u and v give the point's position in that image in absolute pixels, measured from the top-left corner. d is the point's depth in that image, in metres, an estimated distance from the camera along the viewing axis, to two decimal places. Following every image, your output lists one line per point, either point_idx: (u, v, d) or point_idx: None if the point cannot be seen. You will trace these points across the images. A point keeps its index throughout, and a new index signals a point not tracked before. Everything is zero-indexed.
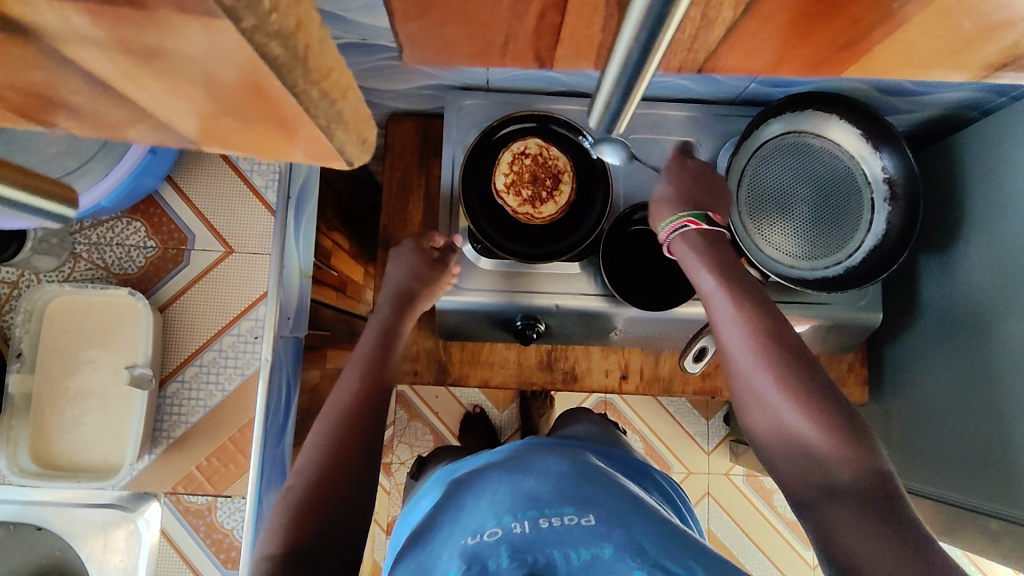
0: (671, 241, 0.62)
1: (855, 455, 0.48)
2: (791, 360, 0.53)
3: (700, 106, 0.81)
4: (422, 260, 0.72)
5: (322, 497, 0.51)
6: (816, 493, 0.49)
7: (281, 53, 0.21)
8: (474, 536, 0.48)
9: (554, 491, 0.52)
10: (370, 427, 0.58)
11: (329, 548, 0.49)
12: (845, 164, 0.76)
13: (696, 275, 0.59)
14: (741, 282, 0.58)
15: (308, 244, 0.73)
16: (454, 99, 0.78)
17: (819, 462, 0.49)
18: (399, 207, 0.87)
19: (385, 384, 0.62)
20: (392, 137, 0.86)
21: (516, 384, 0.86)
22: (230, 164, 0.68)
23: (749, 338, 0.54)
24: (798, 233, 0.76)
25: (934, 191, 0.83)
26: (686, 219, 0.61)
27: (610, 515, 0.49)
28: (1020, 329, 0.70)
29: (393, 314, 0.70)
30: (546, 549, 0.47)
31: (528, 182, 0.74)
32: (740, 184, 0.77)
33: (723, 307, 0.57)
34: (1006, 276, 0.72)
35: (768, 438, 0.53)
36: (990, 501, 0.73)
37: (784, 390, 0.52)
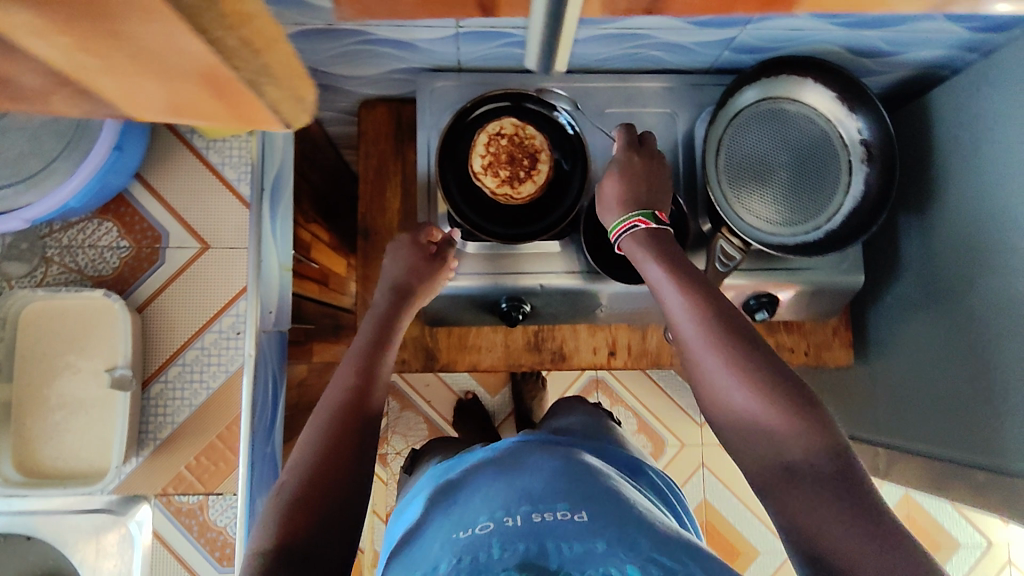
0: (621, 244, 0.64)
1: (814, 435, 0.48)
2: (738, 340, 0.53)
3: (675, 77, 0.80)
4: (420, 256, 0.71)
5: (325, 495, 0.50)
6: (775, 475, 0.48)
7: (200, 7, 0.24)
8: (466, 530, 0.49)
9: (546, 488, 0.52)
10: (365, 425, 0.56)
11: (326, 543, 0.48)
12: (821, 128, 0.76)
13: (643, 266, 0.60)
14: (682, 265, 0.59)
15: (287, 237, 0.72)
16: (426, 82, 0.77)
17: (775, 443, 0.49)
18: (377, 196, 0.86)
19: (381, 383, 0.61)
20: (365, 124, 0.85)
21: (504, 367, 0.86)
22: (200, 158, 0.66)
23: (694, 319, 0.54)
24: (778, 199, 0.76)
25: (910, 151, 0.83)
26: (636, 219, 0.63)
27: (603, 511, 0.48)
28: (998, 281, 0.71)
29: (391, 308, 0.68)
30: (544, 540, 0.46)
31: (505, 163, 0.71)
32: (718, 153, 0.77)
33: (669, 292, 0.57)
34: (981, 230, 0.73)
35: (725, 418, 0.53)
36: (977, 454, 0.74)
37: (735, 369, 0.51)
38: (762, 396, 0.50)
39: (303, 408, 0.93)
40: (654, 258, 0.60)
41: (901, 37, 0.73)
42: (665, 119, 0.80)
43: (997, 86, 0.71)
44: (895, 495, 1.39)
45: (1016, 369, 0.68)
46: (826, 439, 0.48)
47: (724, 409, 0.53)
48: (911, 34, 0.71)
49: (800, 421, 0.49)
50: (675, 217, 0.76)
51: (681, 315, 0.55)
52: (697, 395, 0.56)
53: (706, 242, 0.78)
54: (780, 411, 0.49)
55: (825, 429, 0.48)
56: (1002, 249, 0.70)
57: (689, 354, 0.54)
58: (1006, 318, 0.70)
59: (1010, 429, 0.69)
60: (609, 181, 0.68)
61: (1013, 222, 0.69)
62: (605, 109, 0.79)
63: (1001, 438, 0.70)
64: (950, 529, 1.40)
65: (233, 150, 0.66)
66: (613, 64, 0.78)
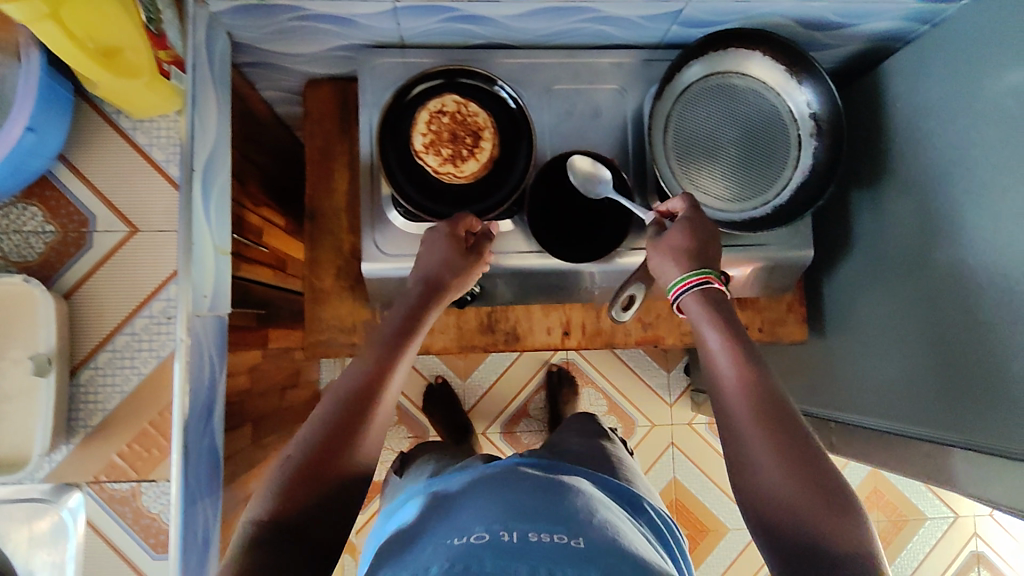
0: (681, 303, 0.62)
1: (844, 534, 0.49)
2: (788, 432, 0.53)
3: (626, 52, 0.78)
4: (455, 249, 0.67)
5: (323, 472, 0.52)
6: (795, 552, 0.49)
7: None
8: (461, 538, 0.49)
9: (548, 510, 0.52)
10: (372, 417, 0.56)
11: (310, 527, 0.51)
12: (771, 104, 0.75)
13: (702, 329, 0.60)
14: (743, 341, 0.58)
15: (223, 218, 0.70)
16: (367, 60, 0.75)
17: (806, 530, 0.49)
18: (323, 177, 0.84)
19: (395, 382, 0.60)
20: (309, 103, 0.83)
21: (457, 349, 0.85)
22: (126, 138, 0.63)
23: (749, 401, 0.55)
24: (727, 175, 0.75)
25: (863, 126, 0.82)
26: (710, 276, 0.61)
27: (598, 540, 0.49)
28: (953, 255, 0.70)
29: (419, 304, 0.65)
30: (535, 561, 0.46)
31: (447, 141, 0.69)
32: (666, 130, 0.76)
33: (725, 361, 0.57)
34: (933, 203, 0.73)
35: (754, 486, 0.53)
36: (929, 427, 0.74)
37: (780, 455, 0.52)
38: (804, 485, 0.51)
39: (255, 395, 0.91)
40: (715, 323, 0.60)
41: (850, 9, 0.71)
42: (614, 95, 0.77)
43: (946, 58, 0.70)
44: (863, 471, 1.40)
45: (970, 345, 0.68)
46: (853, 544, 0.48)
47: (754, 475, 0.53)
48: (861, 6, 0.70)
49: (839, 521, 0.49)
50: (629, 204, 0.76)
51: (733, 386, 0.56)
52: (728, 457, 0.56)
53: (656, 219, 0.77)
54: (816, 499, 0.50)
55: (857, 530, 0.49)
56: (956, 224, 0.70)
57: (734, 427, 0.55)
58: (961, 293, 0.70)
59: (962, 405, 0.69)
60: (674, 232, 0.64)
61: (967, 196, 0.68)
62: (552, 85, 0.77)
63: (952, 413, 0.71)
64: (918, 503, 1.42)
65: (160, 131, 0.63)
66: (560, 39, 0.76)
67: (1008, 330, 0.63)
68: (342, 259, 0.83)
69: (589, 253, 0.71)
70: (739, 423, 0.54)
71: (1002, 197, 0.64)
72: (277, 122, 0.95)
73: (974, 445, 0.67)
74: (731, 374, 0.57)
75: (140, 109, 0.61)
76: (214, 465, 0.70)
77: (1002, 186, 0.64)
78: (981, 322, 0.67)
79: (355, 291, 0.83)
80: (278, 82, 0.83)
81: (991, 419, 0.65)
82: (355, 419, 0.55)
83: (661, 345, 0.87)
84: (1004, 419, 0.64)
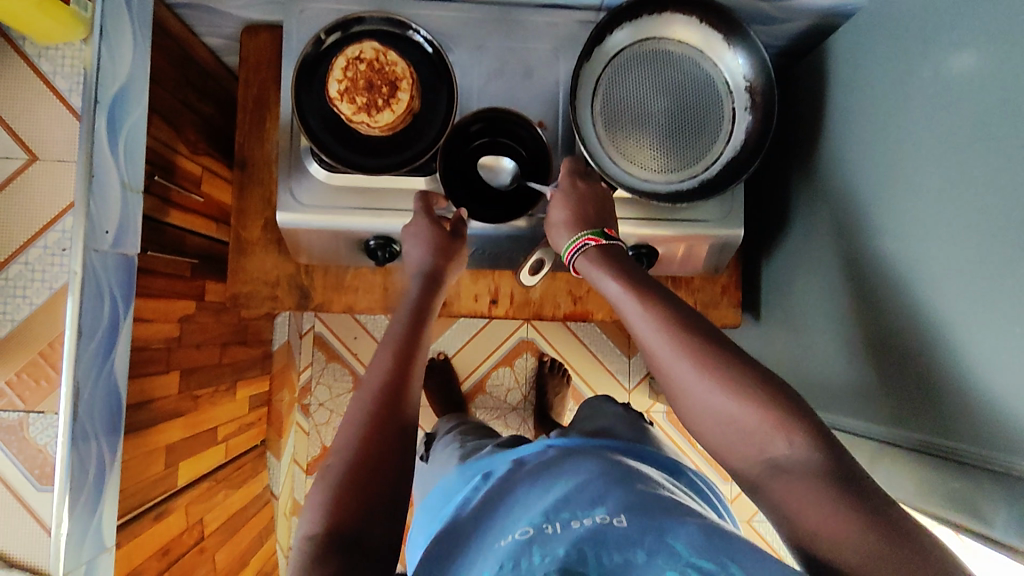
0: (575, 263, 0.66)
1: (795, 433, 0.49)
2: (708, 352, 0.54)
3: (563, 13, 0.76)
4: (444, 239, 0.70)
5: (369, 474, 0.53)
6: (763, 472, 0.50)
7: None
8: (507, 538, 0.51)
9: (585, 493, 0.54)
10: (405, 412, 0.59)
11: (372, 534, 0.51)
12: (706, 73, 0.73)
13: (602, 283, 0.63)
14: (638, 280, 0.61)
15: (134, 158, 0.70)
16: (294, 3, 0.73)
17: (770, 456, 0.50)
18: (255, 126, 0.82)
19: (417, 377, 0.62)
20: (245, 50, 0.82)
21: (382, 309, 0.85)
22: (31, 67, 0.65)
23: (662, 335, 0.56)
24: (655, 144, 0.73)
25: (809, 102, 0.79)
26: (587, 236, 0.65)
27: (642, 517, 0.49)
28: (880, 240, 0.68)
29: (423, 295, 0.69)
30: (583, 547, 0.48)
31: (362, 90, 0.67)
32: (595, 94, 0.73)
33: (632, 308, 0.59)
34: (862, 184, 0.70)
35: (709, 430, 0.54)
36: (860, 419, 0.72)
37: (707, 378, 0.53)
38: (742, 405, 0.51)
39: (185, 344, 0.91)
40: (615, 275, 0.62)
41: None
42: (548, 56, 0.76)
43: (882, 31, 0.67)
44: None
45: (888, 329, 0.66)
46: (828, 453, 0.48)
47: (703, 415, 0.54)
48: None
49: (780, 422, 0.50)
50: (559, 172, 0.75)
51: (648, 330, 0.57)
52: (671, 402, 0.57)
53: None
54: (758, 408, 0.51)
55: (802, 419, 0.50)
56: (882, 204, 0.67)
57: (662, 370, 0.56)
58: (883, 276, 0.67)
59: (881, 395, 0.68)
60: (553, 203, 0.68)
61: (894, 175, 0.66)
62: (484, 41, 0.75)
63: (878, 405, 0.69)
64: None
65: (65, 60, 0.65)
66: None
67: (926, 314, 0.61)
68: (269, 210, 0.82)
69: (503, 216, 0.71)
70: (656, 355, 0.56)
71: (924, 176, 0.62)
72: (224, 72, 0.94)
73: (901, 442, 0.66)
74: (637, 312, 0.59)
75: (48, 38, 0.63)
76: (116, 411, 0.69)
77: (926, 165, 0.61)
78: (900, 306, 0.65)
79: (277, 243, 0.82)
80: (217, 28, 0.82)
81: (912, 412, 0.63)
82: (388, 415, 0.57)
83: (589, 319, 0.87)
84: (923, 413, 0.62)
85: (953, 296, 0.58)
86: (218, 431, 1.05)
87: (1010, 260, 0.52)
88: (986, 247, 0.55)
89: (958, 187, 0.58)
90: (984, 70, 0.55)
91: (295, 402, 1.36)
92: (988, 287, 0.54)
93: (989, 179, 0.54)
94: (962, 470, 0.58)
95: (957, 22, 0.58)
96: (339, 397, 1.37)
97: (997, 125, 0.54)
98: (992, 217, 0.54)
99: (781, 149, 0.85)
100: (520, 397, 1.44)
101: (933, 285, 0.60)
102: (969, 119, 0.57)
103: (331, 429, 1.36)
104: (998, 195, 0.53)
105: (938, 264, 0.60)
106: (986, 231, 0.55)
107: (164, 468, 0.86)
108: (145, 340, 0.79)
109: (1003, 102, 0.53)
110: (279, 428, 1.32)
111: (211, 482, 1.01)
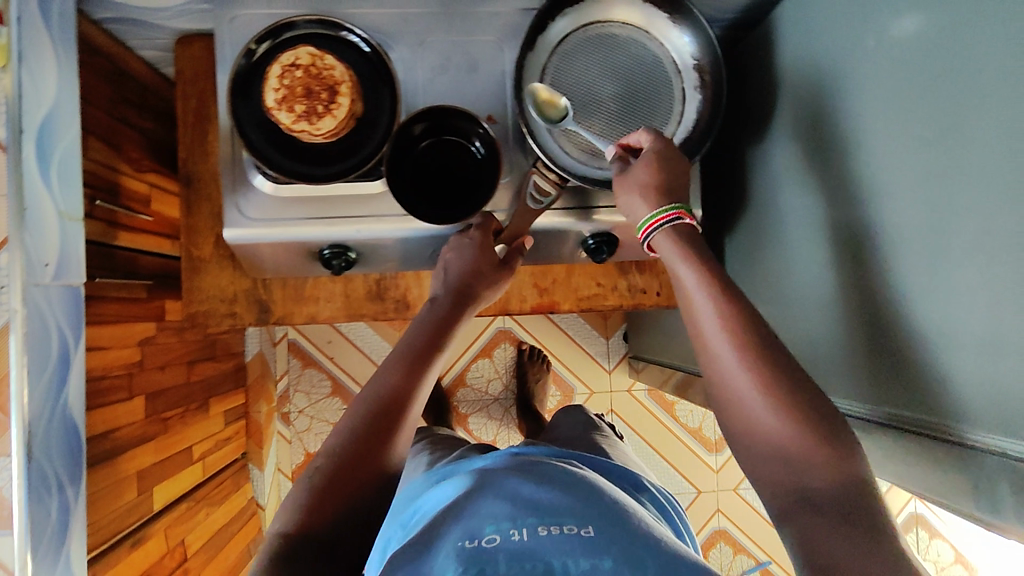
0: (655, 236, 0.63)
1: (839, 467, 0.50)
2: (771, 361, 0.53)
3: (504, 2, 0.73)
4: (490, 260, 0.72)
5: (356, 487, 0.56)
6: (792, 501, 0.50)
7: None
8: (472, 540, 0.50)
9: (554, 502, 0.54)
10: (410, 416, 0.63)
11: (340, 540, 0.53)
12: (654, 54, 0.72)
13: (678, 266, 0.60)
14: (719, 275, 0.59)
15: (69, 185, 0.68)
16: (224, 11, 0.70)
17: (801, 472, 0.50)
18: (199, 138, 0.80)
19: (424, 392, 0.66)
20: (182, 62, 0.79)
21: (344, 317, 0.84)
22: None
23: (733, 344, 0.55)
24: (606, 131, 0.72)
25: (757, 78, 0.79)
26: (681, 210, 0.63)
27: (608, 527, 0.51)
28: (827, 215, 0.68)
29: (451, 312, 0.72)
30: (549, 558, 0.48)
31: (301, 98, 0.65)
32: (543, 82, 0.72)
33: (704, 301, 0.58)
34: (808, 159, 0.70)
35: (749, 440, 0.54)
36: None
37: (763, 390, 0.53)
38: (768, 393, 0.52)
39: (147, 367, 0.89)
40: (693, 261, 0.60)
41: None
42: (492, 48, 0.74)
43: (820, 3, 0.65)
44: None
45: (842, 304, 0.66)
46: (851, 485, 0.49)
47: (749, 424, 0.54)
48: None
49: (815, 439, 0.51)
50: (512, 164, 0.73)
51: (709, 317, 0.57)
52: (716, 405, 0.57)
53: (524, 172, 0.73)
54: (788, 425, 0.51)
55: (835, 437, 0.51)
56: (823, 177, 0.66)
57: (721, 377, 0.55)
58: (826, 250, 0.67)
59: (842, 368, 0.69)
60: (642, 165, 0.64)
61: (831, 149, 0.65)
62: (425, 37, 0.73)
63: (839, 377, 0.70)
64: None
65: None
66: None
67: (866, 286, 0.61)
68: (219, 226, 0.79)
69: (450, 218, 0.69)
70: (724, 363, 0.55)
71: (859, 149, 0.61)
72: (164, 85, 0.91)
73: (866, 416, 0.62)
74: (714, 315, 0.57)
75: None
76: (75, 448, 0.67)
77: (861, 137, 0.61)
78: (843, 280, 0.64)
79: (229, 258, 0.80)
80: (151, 40, 0.80)
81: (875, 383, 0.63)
82: (381, 424, 0.60)
83: (556, 311, 0.87)
84: (890, 381, 0.59)
85: (891, 268, 0.57)
86: (194, 450, 1.03)
87: (932, 232, 0.52)
88: (913, 217, 0.54)
89: (888, 160, 0.57)
90: (906, 39, 0.54)
91: (274, 411, 1.35)
92: (917, 256, 0.54)
93: (914, 150, 0.54)
94: (895, 438, 0.58)
95: None
96: (318, 403, 1.36)
97: (921, 93, 0.53)
98: (916, 190, 0.54)
99: (734, 124, 0.85)
100: (501, 387, 1.44)
101: (870, 258, 0.60)
102: (898, 88, 0.55)
103: (313, 435, 1.36)
104: (925, 166, 0.52)
105: (876, 237, 0.59)
106: (911, 202, 0.54)
107: (137, 495, 0.84)
108: (102, 369, 0.77)
109: (933, 74, 0.51)
110: (259, 440, 1.29)
111: (191, 502, 1.00)
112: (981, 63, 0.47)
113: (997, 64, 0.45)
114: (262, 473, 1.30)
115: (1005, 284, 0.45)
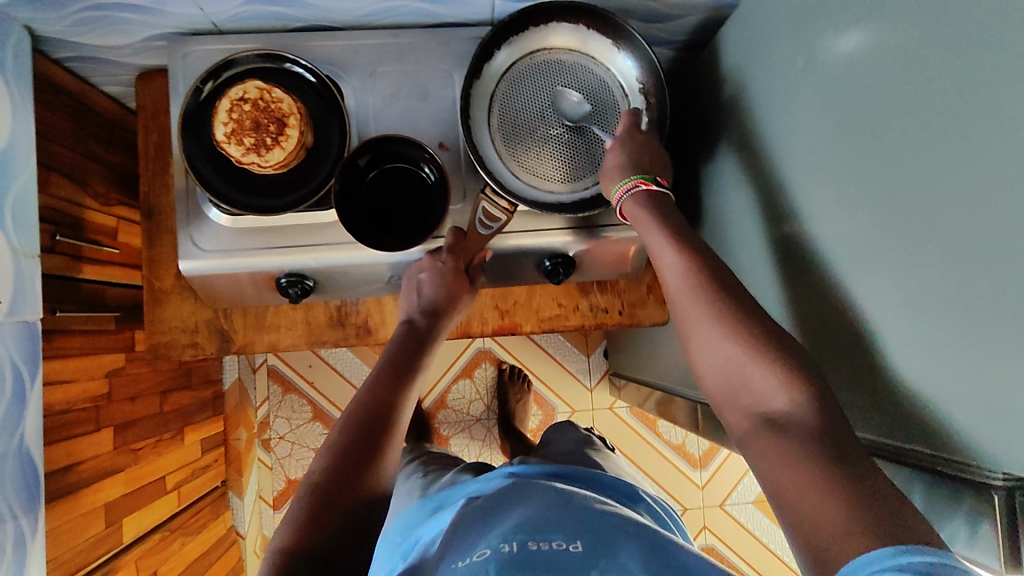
0: (623, 206, 0.67)
1: (799, 388, 0.49)
2: (726, 301, 0.55)
3: (452, 31, 0.75)
4: (458, 284, 0.73)
5: (352, 499, 0.56)
6: (768, 437, 0.48)
7: None
8: (463, 560, 0.49)
9: (541, 517, 0.52)
10: (398, 428, 0.65)
11: (343, 558, 0.53)
12: (600, 79, 0.73)
13: (647, 236, 0.63)
14: (682, 236, 0.61)
15: (24, 224, 0.69)
16: (179, 46, 0.72)
17: (765, 400, 0.50)
18: (159, 172, 0.81)
19: (406, 406, 0.68)
20: (142, 97, 0.81)
21: (307, 344, 0.85)
22: None
23: (689, 285, 0.57)
24: (556, 155, 0.73)
25: (705, 98, 0.80)
26: (638, 180, 0.66)
27: (598, 542, 0.49)
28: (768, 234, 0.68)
29: (424, 334, 0.74)
30: (539, 569, 0.47)
31: (249, 130, 0.66)
32: (492, 109, 0.73)
33: (667, 255, 0.60)
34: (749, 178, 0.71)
35: (719, 381, 0.54)
36: None
37: (722, 325, 0.54)
38: (742, 346, 0.52)
39: (116, 399, 0.89)
40: (657, 224, 0.63)
41: None
42: (442, 76, 0.75)
43: (750, 26, 0.66)
44: None
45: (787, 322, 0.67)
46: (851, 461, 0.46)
47: (716, 365, 0.54)
48: None
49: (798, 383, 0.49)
50: (462, 188, 0.74)
51: (684, 293, 0.58)
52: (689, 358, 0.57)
53: (472, 196, 0.74)
54: (743, 352, 0.52)
55: None
56: (763, 196, 0.67)
57: (685, 320, 0.57)
58: (770, 268, 0.67)
59: None
60: (611, 149, 0.69)
61: (768, 167, 0.66)
62: (376, 67, 0.74)
63: None
64: None
65: None
66: (380, 18, 0.73)
67: (808, 303, 0.61)
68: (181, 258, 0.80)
69: (396, 246, 0.70)
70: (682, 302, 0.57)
71: (793, 166, 0.61)
72: (129, 119, 0.93)
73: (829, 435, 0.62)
74: (675, 267, 0.59)
75: None
76: (30, 484, 0.67)
77: (793, 155, 0.61)
78: (787, 298, 0.64)
79: (190, 290, 0.81)
80: (114, 77, 0.81)
81: None
82: (371, 434, 0.62)
83: (518, 332, 0.87)
84: (862, 404, 0.55)
85: (825, 286, 0.57)
86: (168, 479, 1.03)
87: (859, 250, 0.52)
88: (842, 234, 0.54)
89: (817, 179, 0.57)
90: (824, 61, 0.55)
91: (254, 438, 1.35)
92: (849, 274, 0.54)
93: (839, 170, 0.54)
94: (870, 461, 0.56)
95: (820, 12, 0.54)
96: (299, 428, 1.36)
97: (841, 113, 0.53)
98: (843, 209, 0.54)
99: (687, 143, 0.85)
100: (483, 407, 1.44)
101: (809, 276, 0.60)
102: (821, 109, 0.56)
103: (294, 460, 1.36)
104: (851, 185, 0.53)
105: (812, 256, 0.59)
106: (839, 220, 0.55)
107: (105, 528, 0.84)
108: (65, 403, 0.77)
109: (851, 94, 0.52)
110: (239, 466, 1.29)
111: (164, 532, 1.00)
112: (892, 85, 0.47)
113: (907, 85, 0.46)
114: (242, 500, 1.29)
115: (927, 302, 0.45)
